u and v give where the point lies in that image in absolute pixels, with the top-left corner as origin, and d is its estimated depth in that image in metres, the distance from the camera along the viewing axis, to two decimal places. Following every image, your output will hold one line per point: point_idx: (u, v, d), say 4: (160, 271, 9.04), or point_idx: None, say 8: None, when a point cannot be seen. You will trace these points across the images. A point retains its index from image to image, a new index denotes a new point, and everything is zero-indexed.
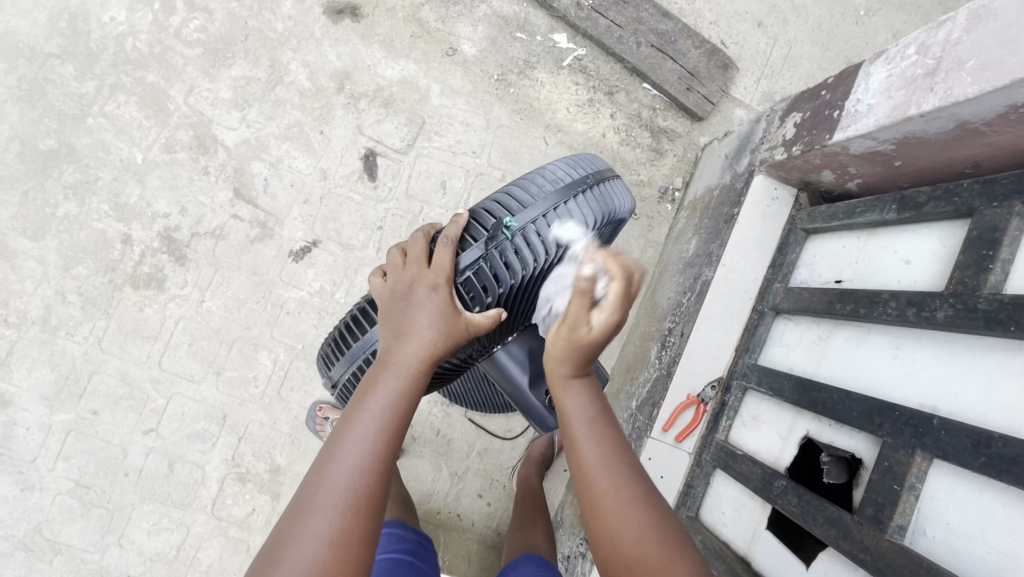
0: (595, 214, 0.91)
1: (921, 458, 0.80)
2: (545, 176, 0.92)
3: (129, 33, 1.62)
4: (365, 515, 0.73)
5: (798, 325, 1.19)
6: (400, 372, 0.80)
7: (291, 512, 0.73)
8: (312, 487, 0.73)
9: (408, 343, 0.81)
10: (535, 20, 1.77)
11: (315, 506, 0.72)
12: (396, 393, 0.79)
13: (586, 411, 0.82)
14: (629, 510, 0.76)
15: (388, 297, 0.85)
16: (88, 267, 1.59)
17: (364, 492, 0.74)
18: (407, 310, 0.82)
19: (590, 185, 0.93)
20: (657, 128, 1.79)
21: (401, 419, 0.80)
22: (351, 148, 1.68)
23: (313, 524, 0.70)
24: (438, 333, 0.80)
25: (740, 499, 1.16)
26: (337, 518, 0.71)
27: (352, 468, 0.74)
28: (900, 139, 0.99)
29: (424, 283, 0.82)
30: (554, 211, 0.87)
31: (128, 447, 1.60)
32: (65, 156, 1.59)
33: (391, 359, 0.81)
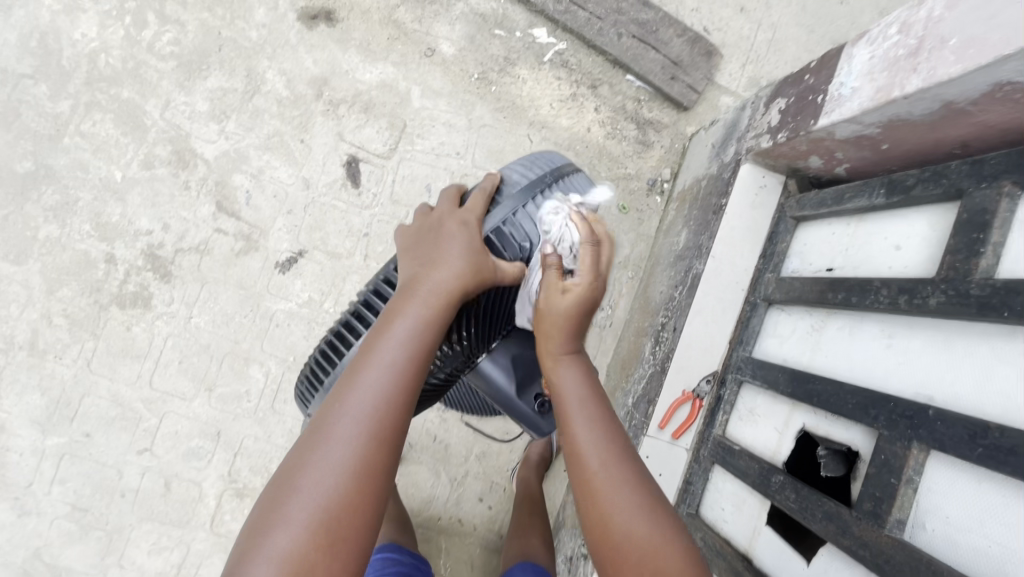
0: (557, 211, 0.89)
1: (917, 450, 0.78)
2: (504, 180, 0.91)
3: (101, 50, 1.59)
4: (383, 442, 0.71)
5: (791, 315, 1.17)
6: (425, 304, 0.77)
7: (310, 430, 0.72)
8: (333, 409, 0.72)
9: (439, 272, 0.79)
10: (513, 15, 1.73)
11: (336, 421, 0.71)
12: (420, 322, 0.76)
13: (579, 389, 0.86)
14: (622, 493, 0.78)
15: (418, 236, 0.87)
16: (72, 289, 1.58)
17: (381, 418, 0.72)
18: (437, 245, 0.82)
19: (551, 181, 0.90)
20: (643, 120, 1.77)
21: (425, 351, 0.76)
22: (333, 156, 1.65)
23: (332, 443, 0.70)
24: (467, 264, 0.80)
25: (739, 494, 1.14)
26: (356, 444, 0.70)
27: (372, 395, 0.72)
28: (885, 123, 0.97)
29: (454, 220, 0.84)
30: (514, 214, 0.87)
31: (123, 468, 1.59)
32: (43, 178, 1.57)
33: (419, 287, 0.79)
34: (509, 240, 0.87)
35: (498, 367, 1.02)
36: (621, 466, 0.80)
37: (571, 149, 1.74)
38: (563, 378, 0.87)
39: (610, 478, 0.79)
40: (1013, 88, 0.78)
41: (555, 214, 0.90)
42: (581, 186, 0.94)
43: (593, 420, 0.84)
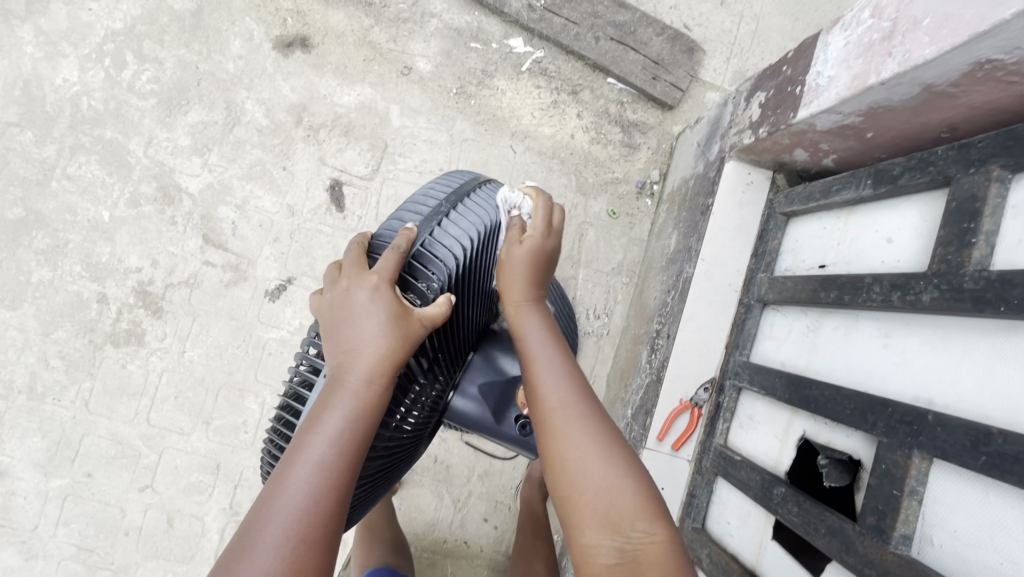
0: (476, 227, 0.85)
1: (919, 459, 0.73)
2: (410, 210, 0.85)
3: (83, 93, 1.62)
4: (317, 554, 0.60)
5: (787, 316, 1.12)
6: (359, 387, 0.67)
7: (232, 545, 0.60)
8: (260, 516, 0.60)
9: (361, 356, 0.68)
10: (488, 27, 1.72)
11: (259, 536, 0.59)
12: (356, 410, 0.66)
13: (542, 336, 0.83)
14: (580, 430, 0.74)
15: (327, 312, 0.73)
16: (67, 330, 1.59)
17: (316, 526, 0.61)
18: (350, 321, 0.70)
19: (452, 203, 0.85)
20: (627, 122, 1.73)
21: (363, 442, 0.66)
22: (316, 180, 1.65)
23: (257, 555, 0.58)
24: (394, 338, 0.68)
25: (744, 507, 1.09)
26: (288, 551, 0.59)
27: (305, 493, 0.62)
28: (866, 110, 0.92)
29: (364, 287, 0.71)
30: (432, 234, 0.78)
31: (126, 506, 1.59)
32: (34, 224, 1.59)
33: (344, 373, 0.67)
34: (435, 262, 0.77)
35: (471, 401, 0.95)
36: (584, 408, 0.76)
37: (556, 157, 1.71)
38: (537, 357, 0.81)
39: (568, 417, 0.75)
40: (994, 65, 0.73)
41: (481, 226, 0.85)
42: (496, 198, 0.92)
43: (553, 362, 0.81)
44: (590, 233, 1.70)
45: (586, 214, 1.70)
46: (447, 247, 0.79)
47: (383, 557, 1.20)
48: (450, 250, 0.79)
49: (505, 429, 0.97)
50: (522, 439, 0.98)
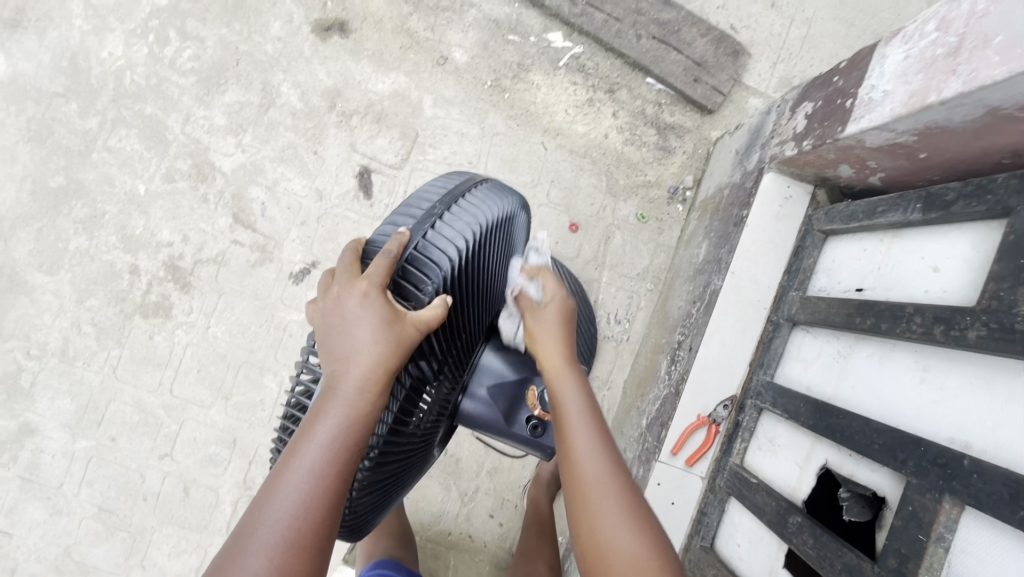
0: (471, 228, 0.79)
1: (950, 506, 0.69)
2: (405, 213, 0.80)
3: (126, 67, 1.64)
4: (305, 563, 0.61)
5: (817, 338, 1.07)
6: (352, 397, 0.65)
7: (227, 547, 0.62)
8: (253, 521, 0.62)
9: (353, 365, 0.66)
10: (527, 20, 1.68)
11: (251, 542, 0.61)
12: (348, 420, 0.64)
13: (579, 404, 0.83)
14: (613, 514, 0.74)
15: (322, 321, 0.72)
16: (100, 299, 1.63)
17: (309, 529, 0.62)
18: (343, 330, 0.68)
19: (449, 201, 0.80)
20: (664, 124, 1.69)
21: (354, 454, 0.65)
22: (346, 167, 1.65)
23: (246, 562, 0.59)
24: (385, 345, 0.66)
25: (756, 531, 1.06)
26: (275, 559, 0.60)
27: (295, 504, 0.62)
28: (921, 130, 0.87)
29: (355, 294, 0.69)
30: (426, 237, 0.73)
31: (146, 472, 1.64)
32: (73, 193, 1.63)
33: (336, 383, 0.66)
34: (431, 262, 0.72)
35: (480, 404, 0.94)
36: (617, 481, 0.76)
37: (588, 156, 1.68)
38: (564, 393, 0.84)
39: (601, 495, 0.75)
40: None
41: (476, 226, 0.80)
42: (489, 200, 0.87)
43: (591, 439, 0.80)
44: (616, 236, 1.67)
45: (613, 216, 1.67)
46: (443, 247, 0.74)
47: (387, 550, 1.21)
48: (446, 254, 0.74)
49: (516, 431, 0.96)
50: (532, 441, 0.97)
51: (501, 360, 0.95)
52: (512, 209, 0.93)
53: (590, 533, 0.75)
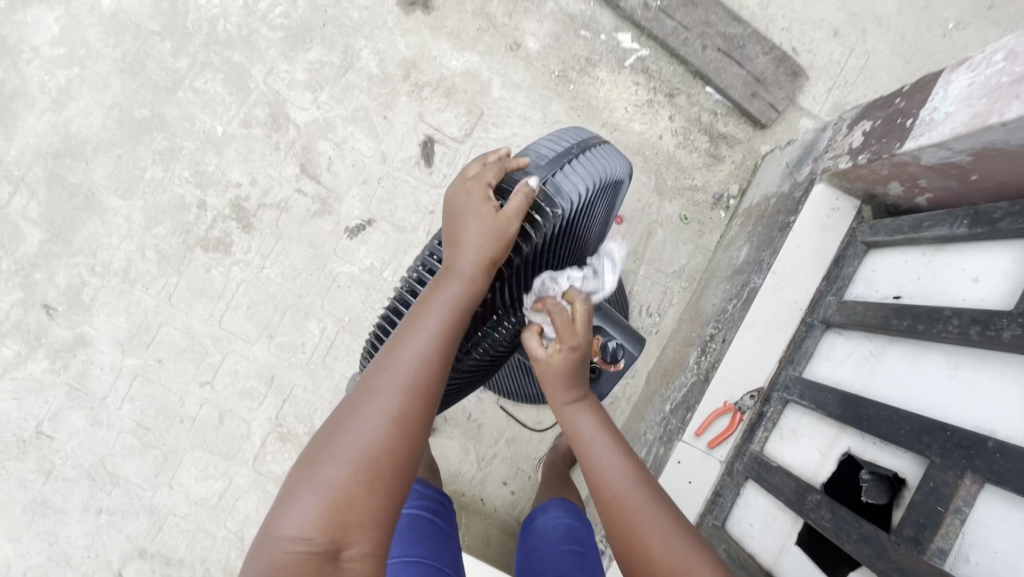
0: (596, 175, 0.91)
1: (970, 482, 0.76)
2: (535, 152, 0.92)
3: (221, 16, 1.74)
4: (421, 406, 0.77)
5: (849, 340, 1.14)
6: (463, 277, 0.80)
7: (354, 390, 0.78)
8: (380, 372, 0.77)
9: (466, 251, 0.80)
10: (600, 19, 1.77)
11: (380, 384, 0.76)
12: (457, 297, 0.79)
13: (594, 430, 0.92)
14: (653, 525, 0.84)
15: (446, 211, 0.86)
16: (166, 228, 1.73)
17: (417, 389, 0.77)
18: (463, 219, 0.82)
19: (579, 150, 0.91)
20: (717, 133, 1.76)
21: (462, 322, 0.80)
22: (412, 134, 1.74)
23: (375, 402, 0.75)
24: (493, 237, 0.80)
25: (770, 511, 1.13)
26: (399, 400, 0.76)
27: (415, 361, 0.77)
28: (978, 150, 0.94)
29: (474, 195, 0.84)
30: (558, 177, 0.86)
31: (186, 396, 1.73)
32: (156, 125, 1.73)
33: (452, 265, 0.81)
34: (550, 201, 0.84)
35: None
36: (646, 489, 0.87)
37: (641, 154, 1.76)
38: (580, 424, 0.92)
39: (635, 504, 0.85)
40: None
41: (596, 179, 0.91)
42: (612, 156, 0.98)
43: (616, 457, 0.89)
44: (658, 232, 1.75)
45: (657, 213, 1.75)
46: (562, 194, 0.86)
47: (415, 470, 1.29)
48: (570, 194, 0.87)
49: None
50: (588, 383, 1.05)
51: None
52: (626, 174, 1.04)
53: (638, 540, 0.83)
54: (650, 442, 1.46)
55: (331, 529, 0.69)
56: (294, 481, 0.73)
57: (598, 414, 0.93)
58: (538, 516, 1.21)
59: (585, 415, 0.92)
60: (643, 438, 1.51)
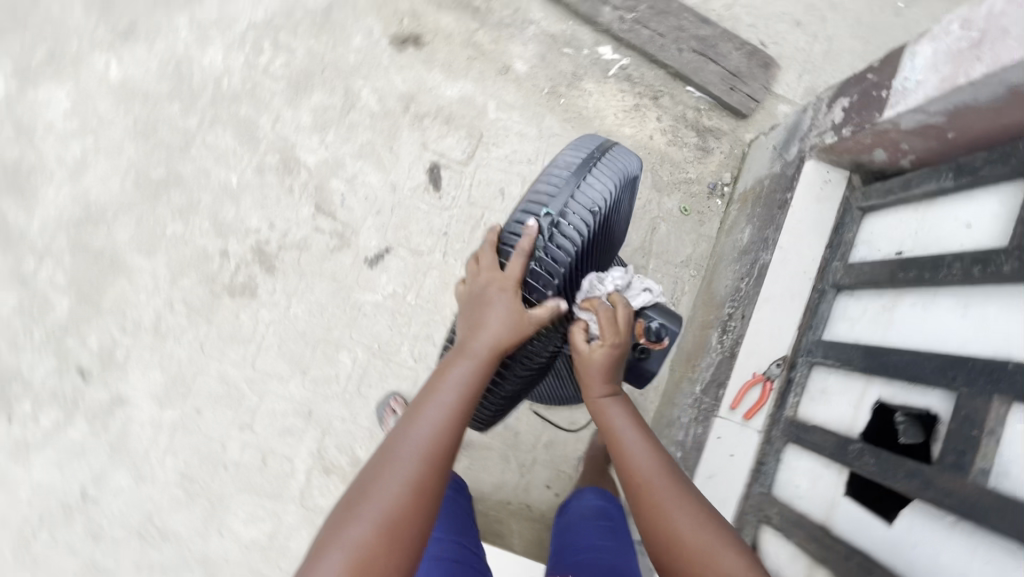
0: (617, 173, 1.04)
1: (999, 403, 0.83)
2: (559, 164, 1.03)
3: (224, 74, 1.84)
4: (441, 467, 0.77)
5: (861, 299, 1.23)
6: (477, 356, 0.87)
7: (377, 452, 0.78)
8: (400, 439, 0.78)
9: (484, 331, 0.88)
10: (580, 35, 1.89)
11: (399, 451, 0.76)
12: (471, 371, 0.85)
13: (624, 423, 0.95)
14: (682, 513, 0.84)
15: (467, 298, 0.95)
16: (192, 279, 1.78)
17: (440, 446, 0.77)
18: (483, 309, 0.91)
19: (598, 158, 1.02)
20: (703, 127, 1.87)
21: (475, 395, 0.84)
22: (418, 163, 1.83)
23: (397, 468, 0.75)
24: (512, 326, 0.89)
25: (815, 469, 1.18)
26: (419, 464, 0.76)
27: (433, 428, 0.79)
28: (951, 110, 1.04)
29: (494, 288, 0.92)
30: (588, 179, 0.99)
31: (227, 441, 1.76)
32: (173, 183, 1.80)
33: (469, 344, 0.88)
34: (570, 226, 0.96)
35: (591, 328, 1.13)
36: (673, 481, 0.88)
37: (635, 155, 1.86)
38: (608, 416, 0.96)
39: (663, 494, 0.86)
40: None
41: (613, 184, 1.03)
42: (624, 156, 1.08)
43: (643, 452, 0.91)
44: (662, 227, 1.84)
45: (659, 209, 1.84)
46: (586, 208, 0.98)
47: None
48: (599, 193, 1.01)
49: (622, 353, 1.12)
50: (636, 364, 1.14)
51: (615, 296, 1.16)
52: (638, 168, 1.14)
53: (666, 530, 0.84)
54: (686, 424, 1.52)
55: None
56: (321, 545, 0.71)
57: (627, 407, 0.97)
58: (571, 502, 1.32)
59: (614, 408, 0.97)
60: (677, 422, 1.57)
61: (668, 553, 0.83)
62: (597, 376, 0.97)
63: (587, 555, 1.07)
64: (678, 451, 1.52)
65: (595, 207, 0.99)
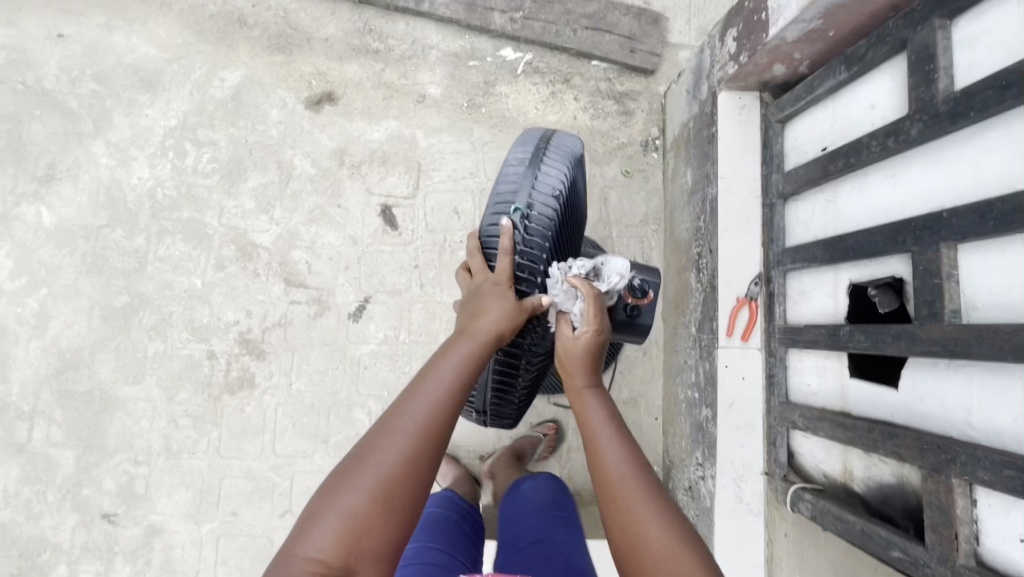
0: (567, 156, 1.10)
1: (947, 249, 0.92)
2: (511, 163, 1.09)
3: (156, 186, 1.86)
4: (432, 447, 0.79)
5: (807, 200, 1.31)
6: (471, 341, 0.90)
7: (376, 424, 0.80)
8: (397, 412, 0.80)
9: (481, 318, 0.93)
10: (480, 45, 1.97)
11: (394, 425, 0.79)
12: (463, 357, 0.88)
13: (603, 416, 0.93)
14: (649, 510, 0.79)
15: (466, 296, 1.00)
16: (188, 390, 1.78)
17: (434, 428, 0.79)
18: (482, 301, 0.96)
19: (545, 148, 1.08)
20: (619, 94, 1.97)
21: (467, 383, 0.86)
22: (369, 209, 1.87)
23: (391, 442, 0.77)
24: (512, 316, 0.95)
25: (819, 363, 1.25)
26: (411, 442, 0.77)
27: (426, 407, 0.81)
28: (825, 12, 1.15)
29: (489, 283, 0.98)
30: (543, 169, 1.05)
31: (273, 532, 1.76)
32: (140, 305, 1.80)
33: (468, 328, 0.92)
34: (540, 217, 1.03)
35: None
36: (647, 480, 0.83)
37: None
38: (588, 406, 0.95)
39: (633, 489, 0.82)
40: None
41: (567, 166, 1.09)
42: (568, 139, 1.14)
43: (620, 448, 0.88)
44: (612, 195, 1.92)
45: (604, 179, 1.92)
46: (549, 196, 1.05)
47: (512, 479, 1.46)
48: (557, 178, 1.07)
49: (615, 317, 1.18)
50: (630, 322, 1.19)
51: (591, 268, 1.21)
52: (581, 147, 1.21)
53: (628, 526, 0.79)
54: (694, 365, 1.60)
55: (347, 553, 0.71)
56: (310, 514, 0.73)
57: (607, 402, 0.95)
58: (521, 486, 1.29)
59: (596, 400, 0.95)
60: (686, 366, 1.65)
61: (628, 555, 0.78)
62: (578, 364, 0.98)
63: (543, 547, 1.02)
64: (695, 392, 1.57)
65: (557, 193, 1.05)
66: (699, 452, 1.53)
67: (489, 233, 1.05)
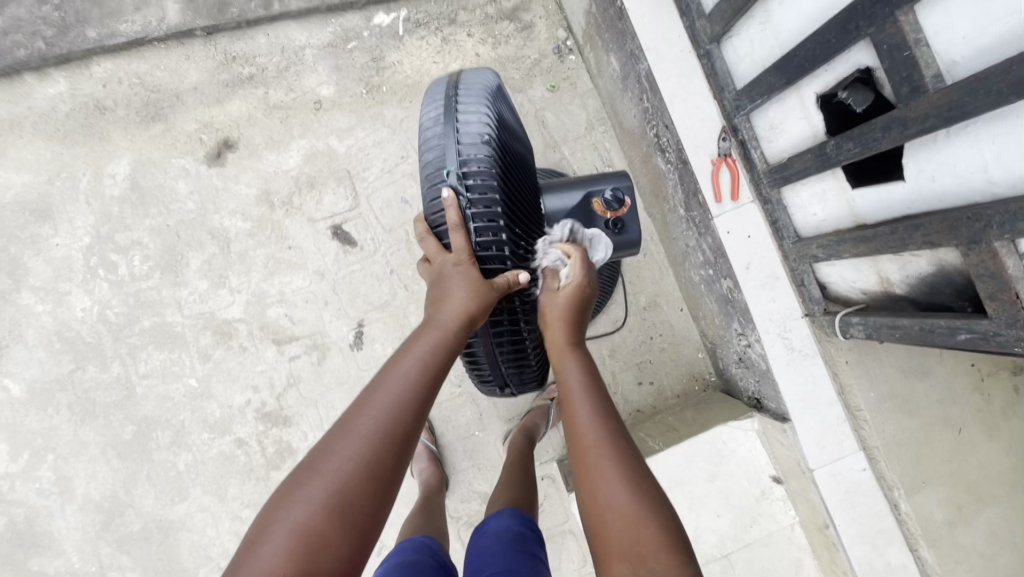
0: (482, 94, 0.98)
1: (905, 15, 0.84)
2: (426, 125, 0.96)
3: (104, 308, 1.75)
4: (392, 448, 0.75)
5: (740, 33, 1.22)
6: (436, 331, 0.86)
7: (335, 426, 0.76)
8: (357, 413, 0.77)
9: (447, 304, 0.87)
10: (349, 23, 1.79)
11: (354, 426, 0.75)
12: (428, 351, 0.84)
13: (580, 378, 0.95)
14: (614, 477, 0.81)
15: (430, 285, 0.93)
16: (235, 483, 1.74)
17: (397, 428, 0.76)
18: (444, 284, 0.89)
19: (455, 94, 0.96)
20: (510, 10, 1.82)
21: (433, 374, 0.83)
22: (320, 237, 1.77)
23: (348, 442, 0.73)
24: (477, 294, 0.87)
25: (816, 189, 1.20)
26: (371, 445, 0.74)
27: (385, 409, 0.77)
28: None
29: (449, 264, 0.90)
30: (460, 118, 0.92)
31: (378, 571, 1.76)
32: (150, 427, 1.74)
33: (434, 318, 0.87)
34: (476, 170, 0.90)
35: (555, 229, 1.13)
36: (618, 447, 0.85)
37: None
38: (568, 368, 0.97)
39: (600, 455, 0.84)
40: None
41: (485, 105, 0.97)
42: (476, 77, 1.02)
43: (592, 408, 0.90)
44: (548, 115, 1.81)
45: (533, 104, 1.81)
46: (478, 144, 0.92)
47: (506, 489, 1.24)
48: (479, 121, 0.94)
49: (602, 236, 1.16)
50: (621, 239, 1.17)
51: (555, 199, 1.17)
52: (497, 79, 1.08)
53: (596, 492, 0.81)
54: (697, 244, 1.55)
55: None
56: (258, 529, 0.69)
57: (587, 366, 0.97)
58: (484, 522, 1.13)
59: (573, 363, 0.97)
60: (689, 249, 1.61)
61: (597, 522, 0.80)
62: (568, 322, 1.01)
63: None
64: (708, 269, 1.54)
65: (484, 137, 0.93)
66: (736, 322, 1.50)
67: (434, 212, 0.94)
